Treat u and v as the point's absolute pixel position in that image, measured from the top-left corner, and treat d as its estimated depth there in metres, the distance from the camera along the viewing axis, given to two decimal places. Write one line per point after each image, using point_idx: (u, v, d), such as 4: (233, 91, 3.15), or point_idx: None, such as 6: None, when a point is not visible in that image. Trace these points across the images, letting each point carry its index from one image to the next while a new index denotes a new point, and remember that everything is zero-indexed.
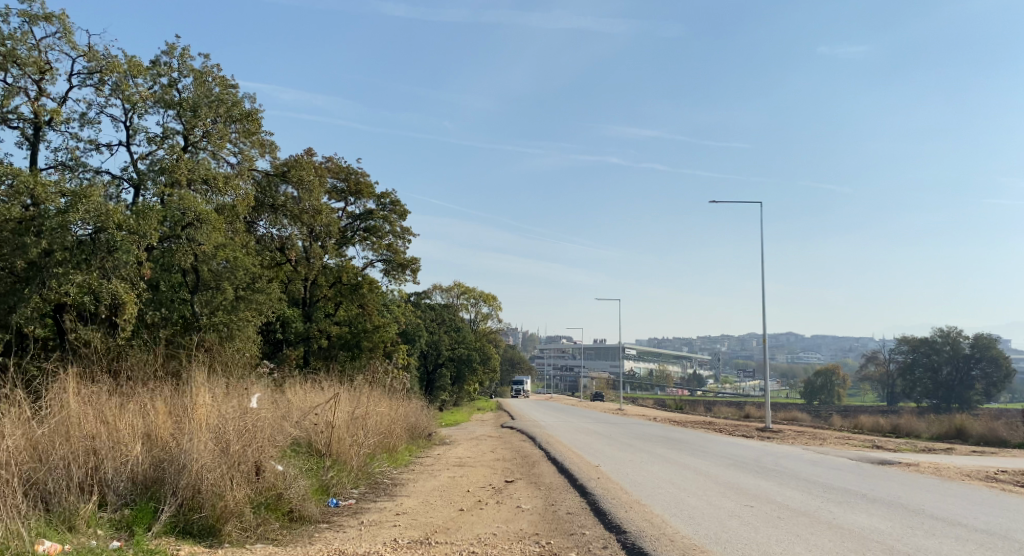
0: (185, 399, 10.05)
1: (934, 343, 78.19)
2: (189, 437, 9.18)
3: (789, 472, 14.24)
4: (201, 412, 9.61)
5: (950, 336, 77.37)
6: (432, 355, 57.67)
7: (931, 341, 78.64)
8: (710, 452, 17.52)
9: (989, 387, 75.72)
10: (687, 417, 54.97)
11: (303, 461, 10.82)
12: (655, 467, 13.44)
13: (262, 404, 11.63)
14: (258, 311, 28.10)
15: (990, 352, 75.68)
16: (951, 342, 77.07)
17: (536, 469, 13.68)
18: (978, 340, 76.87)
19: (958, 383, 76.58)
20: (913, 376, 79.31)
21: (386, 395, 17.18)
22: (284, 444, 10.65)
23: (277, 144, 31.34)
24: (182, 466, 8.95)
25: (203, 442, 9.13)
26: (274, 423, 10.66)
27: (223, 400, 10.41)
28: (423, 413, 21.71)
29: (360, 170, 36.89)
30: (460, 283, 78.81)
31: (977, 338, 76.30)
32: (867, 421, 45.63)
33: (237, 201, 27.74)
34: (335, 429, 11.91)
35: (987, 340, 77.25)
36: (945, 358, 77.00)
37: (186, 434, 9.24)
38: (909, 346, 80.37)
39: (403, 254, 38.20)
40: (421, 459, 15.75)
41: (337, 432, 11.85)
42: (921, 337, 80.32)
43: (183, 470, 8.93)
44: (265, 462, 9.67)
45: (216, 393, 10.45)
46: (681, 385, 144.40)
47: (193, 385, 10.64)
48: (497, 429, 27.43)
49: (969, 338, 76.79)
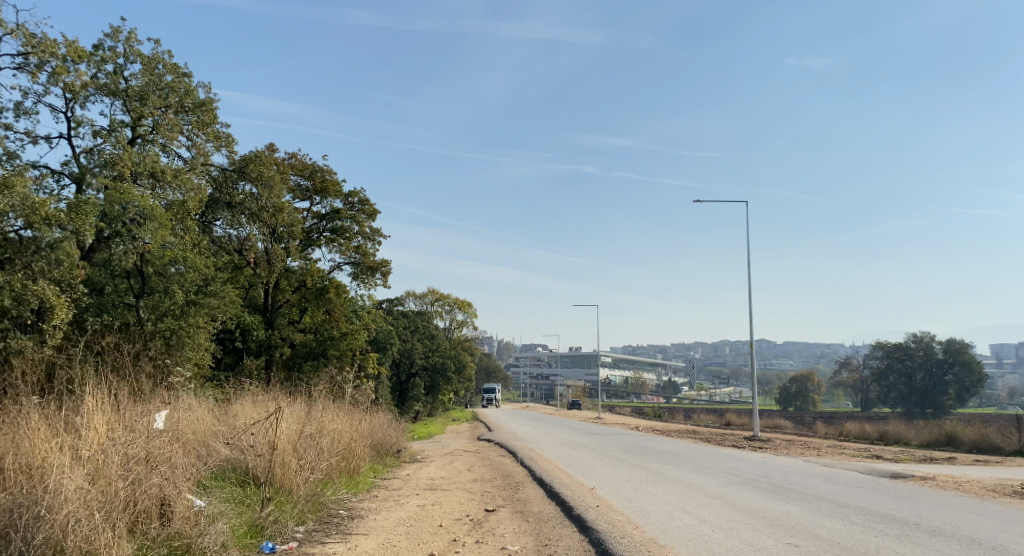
0: (68, 422, 8.40)
1: (907, 347, 77.31)
2: (59, 474, 7.52)
3: (811, 489, 12.43)
4: (79, 443, 7.96)
5: (923, 340, 76.71)
6: (405, 364, 55.48)
7: (905, 346, 77.80)
8: (713, 468, 15.71)
9: (962, 392, 74.35)
10: (669, 426, 53.34)
11: (229, 493, 9.05)
12: (660, 488, 11.59)
13: (183, 419, 9.87)
14: (212, 316, 26.05)
15: (964, 357, 74.42)
16: (924, 347, 76.41)
17: (521, 494, 11.71)
18: (950, 345, 75.46)
19: (931, 389, 75.71)
20: (887, 382, 78.45)
21: (347, 408, 15.14)
22: (201, 473, 8.88)
23: (233, 137, 29.20)
24: (42, 513, 7.28)
25: (75, 482, 7.47)
26: (185, 448, 8.94)
27: (117, 418, 8.73)
28: (391, 427, 19.67)
29: (325, 167, 34.78)
30: (434, 289, 76.75)
31: (951, 343, 75.40)
32: (852, 429, 44.11)
33: (188, 197, 25.65)
34: (277, 448, 10.02)
35: (959, 344, 75.02)
36: (918, 364, 76.37)
37: (54, 468, 7.60)
38: (884, 352, 79.63)
39: (372, 256, 36.14)
40: (388, 480, 13.80)
41: (280, 456, 9.93)
42: (896, 342, 79.48)
43: (43, 519, 7.26)
44: (173, 499, 8.02)
45: (110, 412, 8.73)
46: (657, 392, 143.30)
47: (83, 402, 8.92)
48: (472, 442, 25.42)
49: (943, 343, 75.95)
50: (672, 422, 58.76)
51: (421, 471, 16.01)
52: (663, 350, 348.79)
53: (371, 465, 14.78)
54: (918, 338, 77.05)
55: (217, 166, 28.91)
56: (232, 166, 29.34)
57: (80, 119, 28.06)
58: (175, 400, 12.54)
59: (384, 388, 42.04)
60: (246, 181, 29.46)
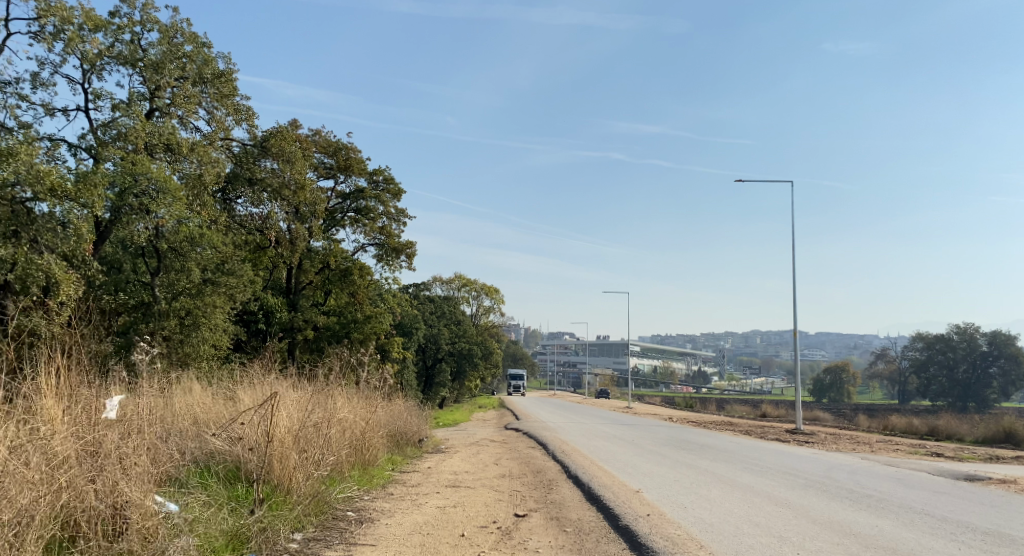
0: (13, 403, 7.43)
1: (950, 340, 74.61)
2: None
3: (887, 493, 10.86)
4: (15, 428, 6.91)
5: (967, 332, 73.96)
6: (431, 349, 54.17)
7: (947, 338, 75.08)
8: (765, 467, 14.23)
9: (1007, 385, 71.43)
10: (704, 417, 51.60)
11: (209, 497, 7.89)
12: (713, 492, 10.16)
13: (158, 409, 8.74)
14: (229, 296, 24.57)
15: (1009, 350, 71.54)
16: (967, 339, 73.64)
17: (555, 496, 10.28)
18: (996, 336, 73.05)
19: (974, 383, 72.98)
20: (927, 374, 75.81)
21: (361, 395, 13.84)
22: (170, 476, 7.86)
23: (255, 110, 27.53)
24: None
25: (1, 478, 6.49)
26: (155, 440, 7.87)
27: (73, 402, 7.75)
28: (413, 414, 18.33)
29: (350, 145, 33.48)
30: (461, 275, 75.52)
31: (996, 335, 72.51)
32: (897, 423, 42.16)
33: (205, 169, 23.70)
34: (277, 438, 8.65)
35: (1006, 336, 72.84)
36: (961, 356, 73.55)
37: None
38: (925, 343, 77.11)
39: (396, 237, 34.84)
40: (406, 474, 12.47)
41: (277, 448, 8.56)
42: (937, 334, 76.80)
43: None
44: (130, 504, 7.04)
45: (65, 403, 7.65)
46: (686, 382, 141.19)
47: (33, 388, 7.64)
48: (499, 431, 24.13)
49: (986, 335, 73.07)
50: (703, 412, 57.06)
51: (443, 463, 14.72)
52: (693, 339, 345.39)
53: (387, 457, 13.40)
54: (961, 330, 74.31)
55: (238, 141, 27.46)
56: (253, 142, 28.02)
57: (98, 91, 26.98)
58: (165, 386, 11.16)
59: (409, 373, 40.91)
60: (269, 159, 28.18)
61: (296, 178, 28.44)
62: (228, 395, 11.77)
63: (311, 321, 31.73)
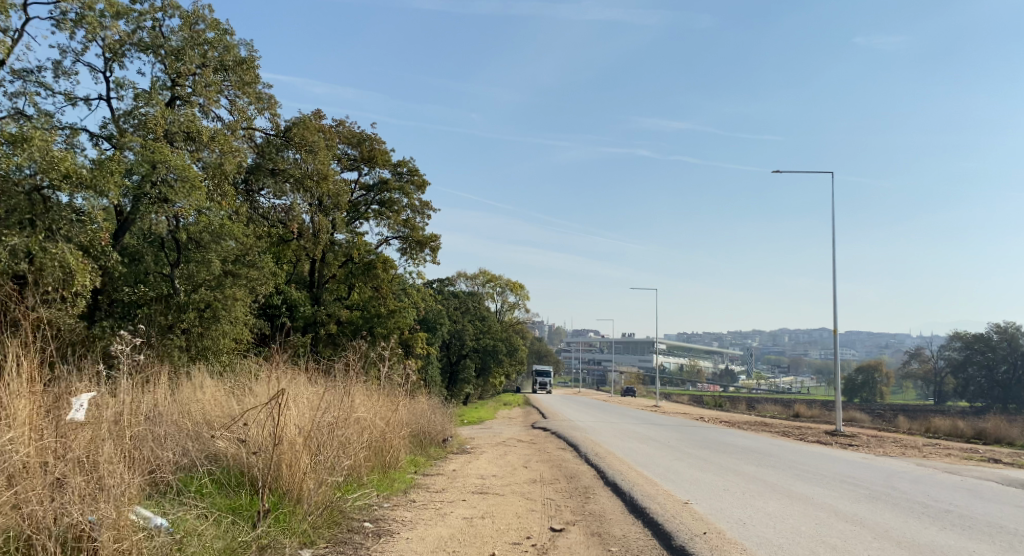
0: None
1: (989, 339, 72.42)
2: None
3: (963, 510, 9.83)
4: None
5: (1007, 331, 71.74)
6: (455, 345, 53.46)
7: (986, 337, 72.72)
8: (817, 475, 13.20)
9: None
10: (735, 416, 50.33)
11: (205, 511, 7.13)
12: (772, 506, 9.21)
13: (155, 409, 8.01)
14: (251, 289, 23.57)
15: None
16: (1008, 339, 71.40)
17: (594, 506, 9.33)
18: None
19: (1015, 383, 70.71)
20: (964, 374, 73.67)
21: (381, 392, 12.98)
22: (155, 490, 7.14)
23: (277, 100, 26.67)
24: None
25: None
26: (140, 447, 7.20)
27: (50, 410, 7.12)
28: (437, 412, 17.41)
29: (374, 136, 32.66)
30: (485, 270, 74.64)
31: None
32: (938, 426, 40.56)
33: (226, 158, 22.45)
34: (286, 440, 7.80)
35: None
36: (1001, 356, 71.26)
37: None
38: (963, 342, 74.91)
39: (421, 230, 33.99)
40: (430, 478, 11.57)
41: (285, 452, 7.72)
42: (975, 334, 74.54)
43: None
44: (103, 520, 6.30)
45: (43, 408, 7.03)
46: (714, 380, 139.37)
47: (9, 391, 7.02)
48: (526, 430, 23.19)
49: None
50: (734, 412, 55.65)
51: (469, 465, 13.84)
52: (720, 337, 342.23)
53: (409, 457, 12.48)
54: (1000, 329, 71.68)
55: (261, 131, 26.71)
56: (275, 132, 27.25)
57: (119, 80, 26.20)
58: (170, 383, 10.26)
59: (433, 369, 40.13)
60: (292, 149, 27.46)
61: (319, 167, 27.70)
62: (239, 389, 10.92)
63: (334, 315, 30.98)
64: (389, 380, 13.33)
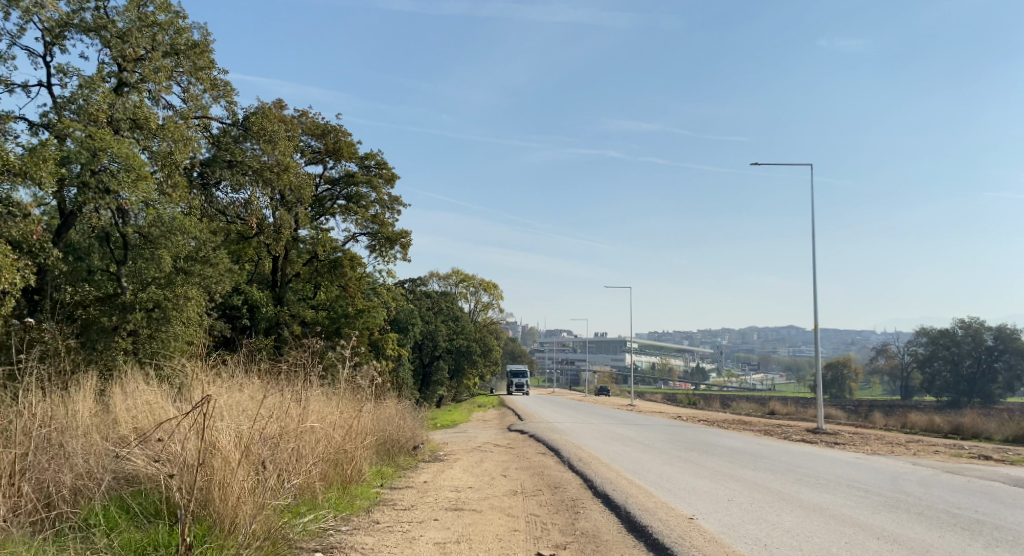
0: None
1: (954, 334, 72.56)
2: None
3: (996, 521, 8.83)
4: None
5: (971, 327, 71.97)
6: (428, 347, 51.82)
7: (952, 333, 73.05)
8: (819, 478, 12.18)
9: (1012, 380, 69.28)
10: (711, 414, 49.49)
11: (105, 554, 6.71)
12: (788, 520, 8.10)
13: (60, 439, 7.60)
14: (205, 288, 22.03)
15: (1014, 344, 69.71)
16: (972, 335, 71.66)
17: (587, 524, 8.10)
18: (1001, 331, 71.10)
19: (979, 377, 70.90)
20: (930, 369, 73.74)
21: (341, 399, 11.81)
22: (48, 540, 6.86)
23: (233, 87, 25.18)
24: None
25: None
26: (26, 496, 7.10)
27: None
28: (408, 418, 16.12)
29: (340, 128, 31.26)
30: (458, 269, 73.35)
31: (1001, 330, 70.79)
32: (915, 421, 40.18)
33: (176, 147, 20.89)
34: (215, 454, 6.77)
35: (1010, 331, 71.04)
36: (966, 351, 71.47)
37: None
38: (928, 339, 74.81)
39: (390, 226, 32.63)
40: (398, 493, 10.31)
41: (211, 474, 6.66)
42: (941, 329, 74.60)
43: None
44: None
45: None
46: (686, 379, 139.21)
47: None
48: (503, 434, 21.97)
49: (992, 330, 71.11)
50: (709, 411, 55.03)
51: (442, 475, 12.58)
52: (691, 336, 343.73)
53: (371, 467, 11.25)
54: (965, 325, 72.15)
55: (217, 120, 25.24)
56: (232, 122, 25.76)
57: (62, 67, 24.34)
58: (93, 399, 8.82)
59: (405, 372, 38.77)
60: (250, 141, 25.93)
61: (279, 157, 26.18)
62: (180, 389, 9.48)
63: (299, 316, 29.58)
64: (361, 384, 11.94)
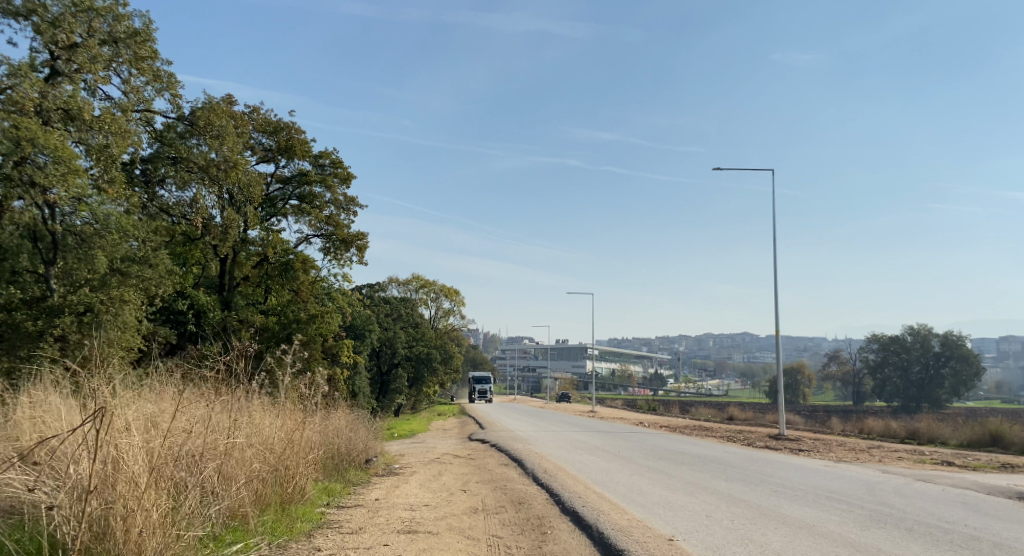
0: None
1: (904, 341, 73.50)
2: None
3: (988, 536, 8.28)
4: None
5: (920, 333, 73.00)
6: (386, 354, 50.74)
7: (902, 339, 73.94)
8: (796, 489, 11.54)
9: (959, 385, 70.36)
10: (672, 420, 49.13)
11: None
12: (775, 541, 7.43)
13: None
14: (143, 291, 20.77)
15: (961, 350, 70.81)
16: (920, 340, 72.68)
17: (555, 547, 7.34)
18: (948, 337, 72.25)
19: (928, 383, 71.82)
20: (881, 376, 74.58)
21: (286, 409, 11.09)
22: None
23: (178, 79, 24.08)
24: None
25: None
26: None
27: None
28: (360, 428, 15.23)
29: (293, 125, 30.19)
30: (418, 275, 72.21)
31: (948, 336, 71.96)
32: (872, 427, 40.17)
33: (114, 140, 19.73)
34: (119, 480, 6.70)
35: (957, 337, 72.24)
36: (915, 357, 72.47)
37: None
38: (880, 344, 75.62)
39: (345, 228, 31.61)
40: (346, 513, 9.44)
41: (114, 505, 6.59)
42: (891, 335, 75.50)
43: None
44: None
45: None
46: (644, 385, 139.50)
47: None
48: (465, 444, 21.10)
49: (939, 337, 72.31)
50: (669, 417, 54.63)
51: (397, 491, 11.71)
52: (649, 342, 346.39)
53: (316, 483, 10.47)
54: (915, 331, 73.17)
55: (161, 115, 24.17)
56: (177, 116, 24.61)
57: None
58: (6, 401, 8.45)
59: (361, 380, 37.60)
60: (196, 138, 24.85)
61: (227, 155, 25.06)
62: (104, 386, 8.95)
63: (248, 322, 28.39)
64: (311, 392, 11.32)
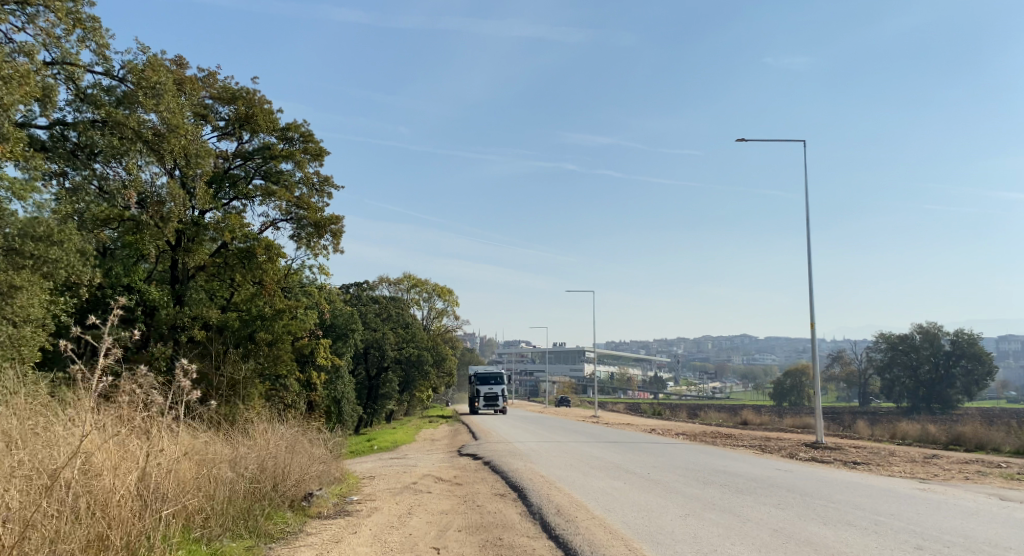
0: None
1: (911, 339, 69.53)
2: None
3: None
4: None
5: (928, 331, 69.05)
6: (375, 356, 46.63)
7: (910, 338, 69.87)
8: (950, 545, 7.62)
9: (971, 386, 66.21)
10: (683, 427, 45.04)
11: None
12: None
13: None
14: (47, 275, 16.63)
15: (973, 349, 66.81)
16: (930, 339, 68.77)
17: None
18: (959, 336, 68.31)
19: (938, 383, 67.50)
20: (890, 376, 70.49)
21: (148, 448, 7.65)
22: None
23: (103, 24, 20.06)
24: None
25: None
26: None
27: None
28: (310, 455, 11.21)
29: (253, 91, 26.15)
30: (410, 275, 68.24)
31: (959, 335, 67.98)
32: (908, 431, 36.05)
33: (9, 82, 15.78)
34: None
35: (970, 336, 68.35)
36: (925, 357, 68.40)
37: None
38: (888, 344, 71.51)
39: (319, 211, 27.54)
40: None
41: None
42: (900, 334, 71.32)
43: None
44: None
45: None
46: (645, 389, 135.16)
47: None
48: (454, 461, 17.11)
49: (950, 335, 68.50)
50: (679, 422, 50.58)
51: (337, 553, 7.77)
52: (646, 345, 343.04)
53: (181, 539, 7.65)
54: (924, 330, 69.15)
55: (88, 69, 20.19)
56: (108, 72, 20.55)
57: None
58: None
59: (343, 385, 33.47)
60: (133, 101, 20.84)
61: (167, 117, 21.24)
62: None
63: (205, 319, 24.50)
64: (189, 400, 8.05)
